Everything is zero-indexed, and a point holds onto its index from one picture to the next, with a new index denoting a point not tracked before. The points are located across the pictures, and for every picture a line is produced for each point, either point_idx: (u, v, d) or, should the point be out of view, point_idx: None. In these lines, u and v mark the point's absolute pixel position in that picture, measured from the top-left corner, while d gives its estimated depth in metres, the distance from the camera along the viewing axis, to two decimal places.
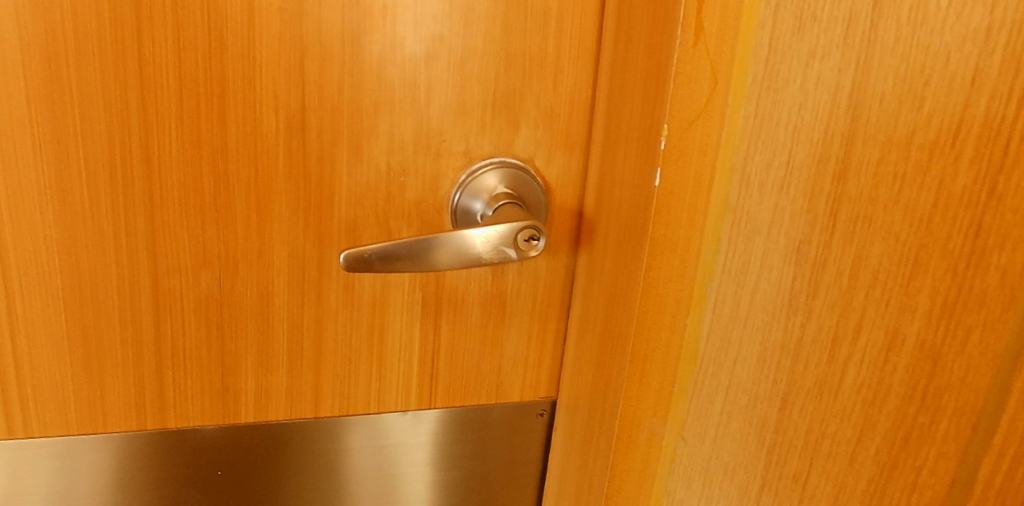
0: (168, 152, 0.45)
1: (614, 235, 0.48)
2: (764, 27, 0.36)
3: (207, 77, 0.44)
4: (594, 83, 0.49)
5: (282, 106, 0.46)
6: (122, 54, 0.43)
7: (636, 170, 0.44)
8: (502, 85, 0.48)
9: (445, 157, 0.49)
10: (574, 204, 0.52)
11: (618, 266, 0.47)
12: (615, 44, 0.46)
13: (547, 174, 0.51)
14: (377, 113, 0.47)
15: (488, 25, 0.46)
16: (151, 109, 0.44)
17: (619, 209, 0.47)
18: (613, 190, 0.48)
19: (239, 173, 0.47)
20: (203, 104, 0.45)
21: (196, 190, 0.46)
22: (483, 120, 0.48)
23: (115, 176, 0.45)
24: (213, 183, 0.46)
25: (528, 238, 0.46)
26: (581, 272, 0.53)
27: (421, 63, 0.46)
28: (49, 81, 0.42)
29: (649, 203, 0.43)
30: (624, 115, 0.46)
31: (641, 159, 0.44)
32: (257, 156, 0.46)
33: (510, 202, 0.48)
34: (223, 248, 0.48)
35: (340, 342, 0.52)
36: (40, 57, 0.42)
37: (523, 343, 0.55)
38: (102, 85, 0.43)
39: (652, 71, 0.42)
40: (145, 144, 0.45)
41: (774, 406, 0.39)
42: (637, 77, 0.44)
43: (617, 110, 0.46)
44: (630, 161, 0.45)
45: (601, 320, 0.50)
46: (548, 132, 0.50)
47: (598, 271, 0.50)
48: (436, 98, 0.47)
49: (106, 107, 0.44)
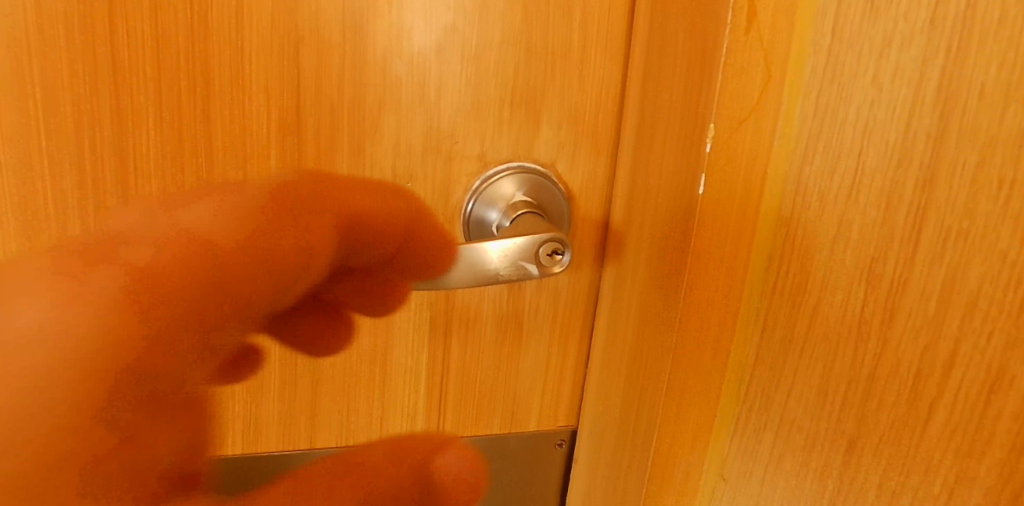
0: (265, 234, 0.35)
1: (648, 249, 0.43)
2: (828, 12, 0.32)
3: (155, 237, 0.32)
4: (624, 79, 0.44)
5: (276, 104, 0.41)
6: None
7: (676, 177, 0.40)
8: (521, 80, 0.43)
9: (457, 161, 0.44)
10: (599, 213, 0.47)
11: (655, 284, 0.43)
12: (650, 34, 0.41)
13: (571, 179, 0.46)
14: (381, 110, 0.42)
15: (506, 13, 0.41)
16: (224, 265, 0.33)
17: (655, 218, 0.42)
18: (647, 198, 0.43)
19: (249, 203, 0.36)
20: (187, 101, 0.40)
21: (323, 213, 0.38)
22: (499, 120, 0.43)
23: (262, 276, 0.35)
24: (219, 222, 0.34)
25: (551, 252, 0.41)
26: (608, 290, 0.48)
27: (432, 55, 0.41)
28: (191, 301, 0.31)
29: (693, 215, 0.39)
30: (662, 113, 0.41)
31: (683, 167, 0.40)
32: (247, 160, 0.42)
33: (527, 211, 0.43)
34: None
35: (339, 365, 0.47)
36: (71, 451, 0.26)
37: (542, 366, 0.50)
38: (143, 312, 0.29)
39: (695, 65, 0.38)
40: (233, 251, 0.34)
41: (839, 451, 0.34)
42: (677, 71, 0.39)
43: (653, 109, 0.41)
44: (669, 163, 0.40)
45: (631, 341, 0.45)
46: (571, 134, 0.45)
47: (628, 289, 0.45)
48: (448, 95, 0.42)
49: (248, 266, 0.34)
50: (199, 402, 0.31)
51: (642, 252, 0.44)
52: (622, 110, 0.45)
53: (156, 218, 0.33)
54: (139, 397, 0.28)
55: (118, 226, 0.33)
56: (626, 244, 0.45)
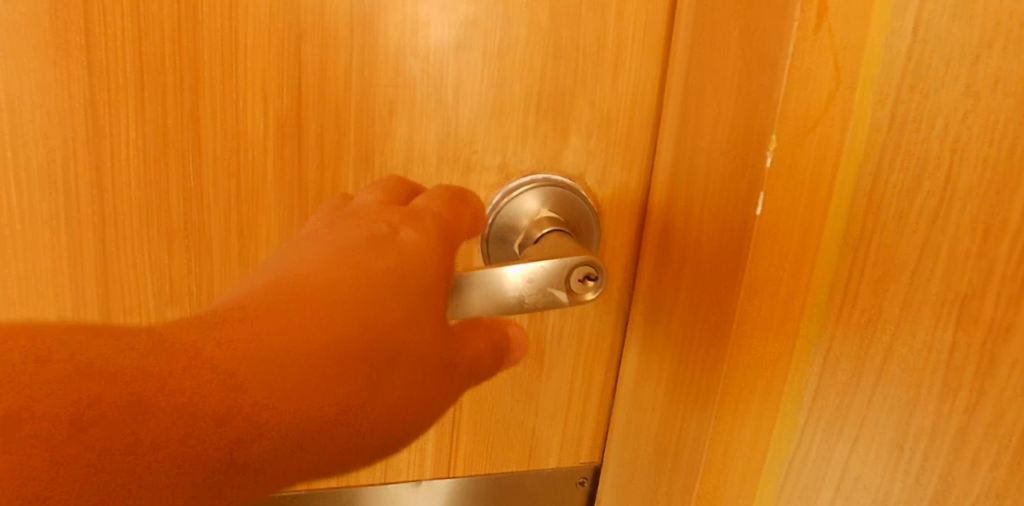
0: (425, 255, 0.33)
1: (689, 274, 0.37)
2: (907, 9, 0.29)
3: (311, 256, 0.32)
4: (662, 82, 0.40)
5: (275, 106, 0.37)
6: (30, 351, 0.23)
7: (727, 194, 0.34)
8: (548, 83, 0.38)
9: (476, 172, 0.39)
10: (631, 231, 0.42)
11: (696, 316, 0.36)
12: (695, 32, 0.36)
13: (601, 193, 0.41)
14: (392, 115, 0.37)
15: (534, 6, 0.37)
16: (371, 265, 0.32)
17: (694, 241, 0.37)
18: (689, 216, 0.37)
19: (422, 234, 0.34)
20: (170, 101, 0.36)
21: (449, 249, 0.35)
22: (524, 126, 0.39)
23: (421, 293, 0.32)
24: (418, 245, 0.33)
25: (583, 277, 0.36)
26: (637, 316, 0.43)
27: (449, 53, 0.37)
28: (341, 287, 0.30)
29: (749, 238, 0.32)
30: (706, 124, 0.35)
31: (736, 181, 0.33)
32: (241, 168, 0.37)
33: (558, 227, 0.39)
34: (195, 280, 0.39)
35: None
36: (119, 409, 0.23)
37: (563, 398, 0.46)
38: (263, 320, 0.28)
39: (747, 64, 0.32)
40: (392, 269, 0.32)
41: (927, 493, 0.33)
42: (724, 74, 0.34)
43: (696, 116, 0.36)
44: (715, 177, 0.35)
45: (668, 378, 0.39)
46: (602, 143, 0.40)
47: (660, 317, 0.40)
48: (467, 98, 0.37)
49: (403, 286, 0.32)
50: (411, 400, 0.31)
51: (677, 277, 0.39)
52: (660, 117, 0.40)
53: (328, 240, 0.33)
54: (263, 368, 0.27)
55: (271, 266, 0.32)
56: (661, 269, 0.40)
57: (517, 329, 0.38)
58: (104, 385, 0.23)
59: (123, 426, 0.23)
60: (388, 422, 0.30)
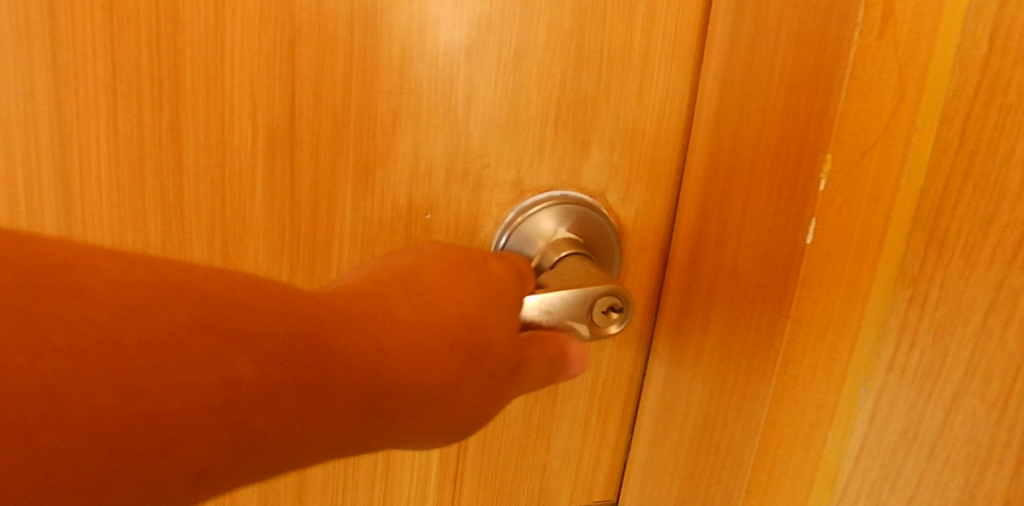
0: (512, 279, 0.32)
1: (721, 303, 0.34)
2: None
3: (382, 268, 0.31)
4: (690, 90, 0.36)
5: (264, 119, 0.32)
6: (78, 250, 0.20)
7: (770, 225, 0.31)
8: (570, 91, 0.35)
9: (487, 189, 0.35)
10: (654, 253, 0.39)
11: (728, 355, 0.34)
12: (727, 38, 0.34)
13: (623, 213, 0.37)
14: (396, 126, 0.33)
15: (554, 6, 0.33)
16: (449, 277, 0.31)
17: (728, 273, 0.34)
18: (723, 241, 0.34)
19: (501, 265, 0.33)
20: (148, 103, 0.30)
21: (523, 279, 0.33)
22: (541, 139, 0.35)
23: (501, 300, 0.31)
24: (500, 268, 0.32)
25: (607, 309, 0.33)
26: (664, 349, 0.39)
27: (460, 56, 0.33)
28: (421, 290, 0.29)
29: (797, 271, 0.30)
30: (747, 143, 0.32)
31: (779, 212, 0.31)
32: (225, 191, 0.32)
33: (577, 251, 0.35)
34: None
35: None
36: (198, 309, 0.20)
37: (576, 434, 0.42)
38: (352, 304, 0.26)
39: (793, 84, 0.30)
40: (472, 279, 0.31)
41: None
42: (774, 91, 0.31)
43: (735, 130, 0.33)
44: (756, 199, 0.32)
45: (695, 415, 0.36)
46: (626, 158, 0.36)
47: (688, 349, 0.37)
48: (480, 107, 0.34)
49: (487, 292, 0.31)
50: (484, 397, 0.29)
51: (707, 306, 0.35)
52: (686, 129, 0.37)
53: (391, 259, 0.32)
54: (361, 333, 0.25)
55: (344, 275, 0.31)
56: (689, 296, 0.37)
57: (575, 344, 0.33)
58: (175, 288, 0.20)
59: (203, 323, 0.20)
60: (453, 413, 0.28)
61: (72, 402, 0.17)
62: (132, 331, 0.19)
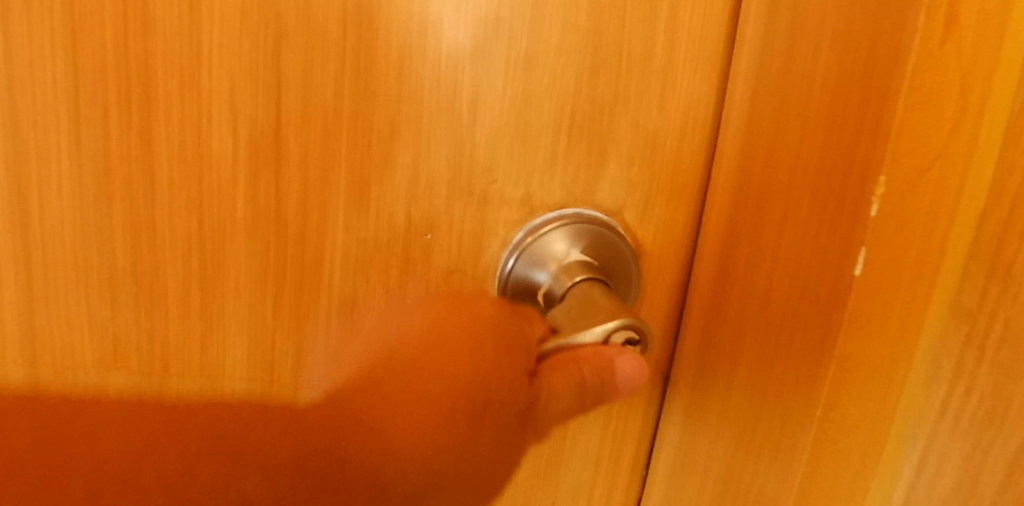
0: (503, 320, 0.29)
1: (754, 335, 0.30)
2: None
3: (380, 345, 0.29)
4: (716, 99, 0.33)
5: (247, 127, 0.28)
6: (99, 413, 0.24)
7: (814, 251, 0.27)
8: (585, 99, 0.32)
9: (494, 206, 0.32)
10: (675, 277, 0.35)
11: (764, 396, 0.30)
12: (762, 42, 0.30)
13: (641, 232, 0.34)
14: (394, 137, 0.30)
15: (571, 5, 0.30)
16: (427, 340, 0.29)
17: (765, 303, 0.30)
18: (758, 266, 0.30)
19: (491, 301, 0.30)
20: (115, 108, 0.27)
21: (530, 319, 0.30)
22: (553, 151, 0.32)
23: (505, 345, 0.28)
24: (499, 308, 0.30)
25: (623, 342, 0.29)
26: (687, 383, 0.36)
27: (466, 60, 0.30)
28: (396, 369, 0.28)
29: (843, 308, 0.25)
30: (787, 156, 0.28)
31: (827, 235, 0.26)
32: (202, 206, 0.29)
33: (594, 277, 0.31)
34: (145, 341, 0.30)
35: None
36: (199, 442, 0.24)
37: (588, 475, 0.38)
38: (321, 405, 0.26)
39: (845, 89, 0.25)
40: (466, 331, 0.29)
41: None
42: (822, 97, 0.27)
43: (772, 144, 0.29)
44: (795, 219, 0.28)
45: (724, 459, 0.32)
46: (645, 172, 0.33)
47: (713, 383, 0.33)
48: (487, 116, 0.31)
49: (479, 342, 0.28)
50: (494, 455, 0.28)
51: (737, 339, 0.32)
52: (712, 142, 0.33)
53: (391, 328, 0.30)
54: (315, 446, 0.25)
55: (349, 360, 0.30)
56: (716, 325, 0.33)
57: (592, 352, 0.28)
58: (177, 423, 0.24)
59: (210, 452, 0.24)
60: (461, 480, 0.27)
61: (125, 473, 0.23)
62: (121, 466, 0.23)
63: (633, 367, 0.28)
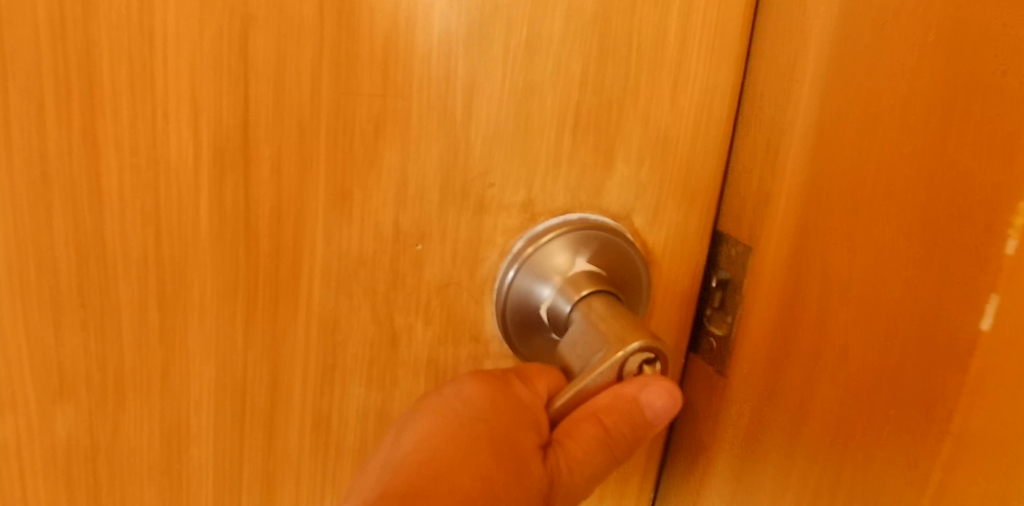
0: (512, 409, 0.25)
1: (827, 386, 0.25)
2: None
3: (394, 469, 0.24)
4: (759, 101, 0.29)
5: (210, 127, 0.25)
6: None
7: (907, 297, 0.22)
8: (592, 93, 0.28)
9: (491, 212, 0.28)
10: (690, 287, 0.32)
11: (840, 457, 0.24)
12: (829, 34, 0.25)
13: (651, 238, 0.31)
14: (379, 138, 0.26)
15: None
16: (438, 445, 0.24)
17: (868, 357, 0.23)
18: (846, 304, 0.24)
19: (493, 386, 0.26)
20: (53, 101, 0.23)
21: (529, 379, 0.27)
22: (557, 151, 0.29)
23: (517, 458, 0.24)
24: (485, 393, 0.25)
25: (640, 365, 0.26)
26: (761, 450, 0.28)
27: (459, 50, 0.26)
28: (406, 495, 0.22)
29: (964, 369, 0.20)
30: (863, 175, 0.23)
31: (924, 277, 0.21)
32: (160, 218, 0.25)
33: (603, 290, 0.28)
34: (95, 368, 0.26)
35: None
36: None
37: (592, 501, 0.35)
38: None
39: (946, 93, 0.20)
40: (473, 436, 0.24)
41: None
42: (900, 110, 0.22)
43: (847, 162, 0.24)
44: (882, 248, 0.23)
45: None
46: (656, 173, 0.30)
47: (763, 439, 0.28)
48: (484, 112, 0.27)
49: (473, 450, 0.24)
50: None
51: (797, 390, 0.26)
52: (761, 151, 0.29)
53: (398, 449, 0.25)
54: None
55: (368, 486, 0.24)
56: (772, 367, 0.28)
57: (608, 391, 0.25)
58: None
59: None
60: None
61: None
62: None
63: (660, 397, 0.25)
